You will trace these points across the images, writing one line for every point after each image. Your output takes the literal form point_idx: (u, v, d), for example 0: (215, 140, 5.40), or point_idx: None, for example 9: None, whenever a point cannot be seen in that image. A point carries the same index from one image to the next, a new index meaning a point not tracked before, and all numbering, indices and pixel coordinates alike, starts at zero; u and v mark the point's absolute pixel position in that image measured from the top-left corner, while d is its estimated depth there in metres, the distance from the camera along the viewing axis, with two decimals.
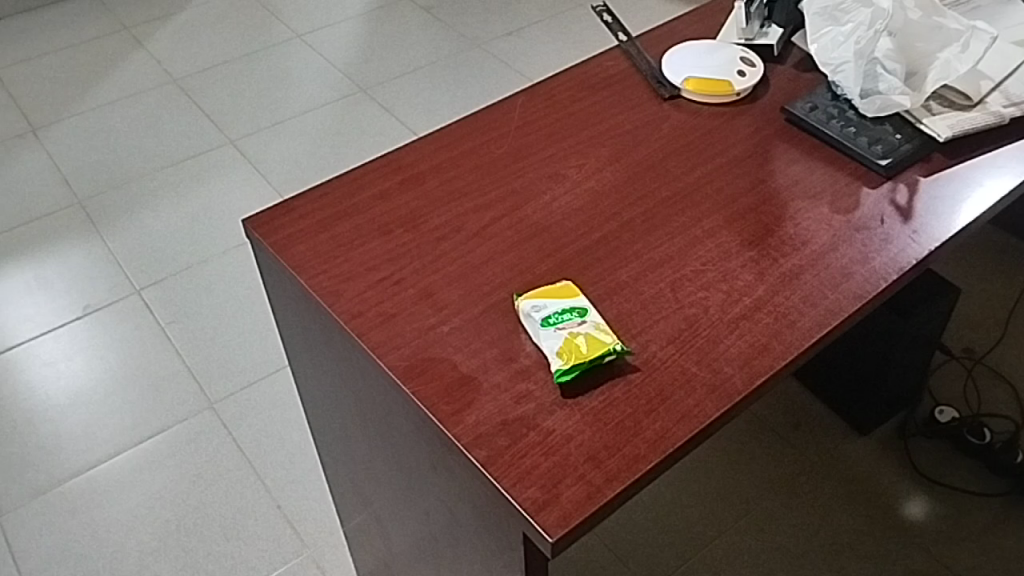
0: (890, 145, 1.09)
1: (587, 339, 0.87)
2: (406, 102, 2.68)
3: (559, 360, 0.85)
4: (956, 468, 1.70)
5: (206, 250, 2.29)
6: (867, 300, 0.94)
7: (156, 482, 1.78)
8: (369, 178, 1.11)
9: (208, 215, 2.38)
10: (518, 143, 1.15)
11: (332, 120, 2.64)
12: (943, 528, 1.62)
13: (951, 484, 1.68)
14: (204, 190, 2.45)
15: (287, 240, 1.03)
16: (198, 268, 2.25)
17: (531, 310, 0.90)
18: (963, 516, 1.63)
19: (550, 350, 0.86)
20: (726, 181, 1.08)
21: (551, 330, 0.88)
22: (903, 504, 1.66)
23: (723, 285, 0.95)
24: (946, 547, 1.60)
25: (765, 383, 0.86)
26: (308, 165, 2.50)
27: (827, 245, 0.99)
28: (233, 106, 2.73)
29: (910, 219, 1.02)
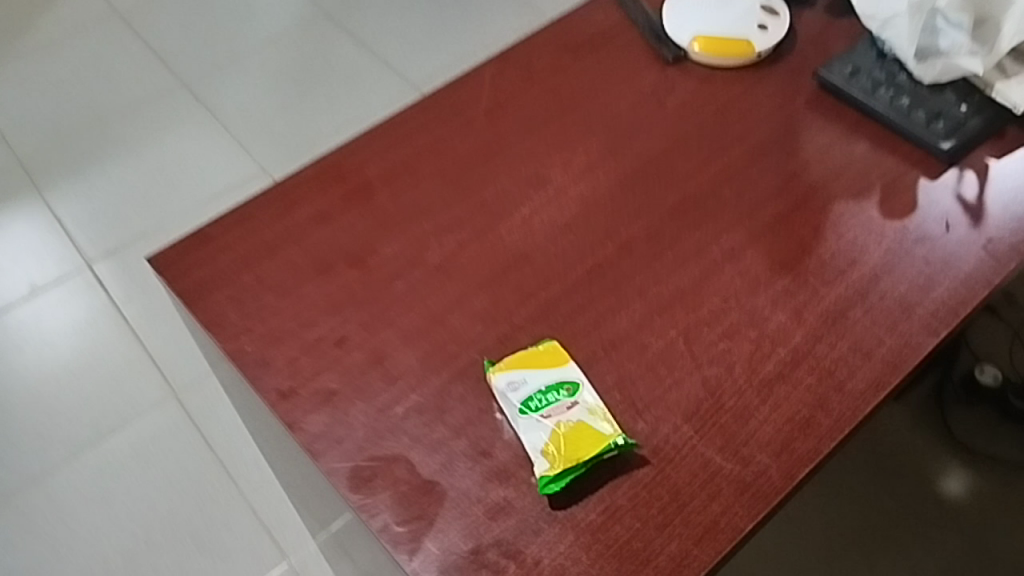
0: (955, 121, 0.86)
1: (579, 432, 0.68)
2: (377, 24, 2.11)
3: (546, 464, 0.67)
4: (999, 436, 1.40)
5: (167, 216, 1.77)
6: (936, 344, 0.73)
7: (98, 509, 1.40)
8: (305, 191, 0.89)
9: (165, 173, 1.85)
10: (489, 133, 0.93)
11: (291, 50, 2.09)
12: (984, 510, 1.35)
13: (996, 456, 1.39)
14: (166, 139, 1.91)
15: (203, 285, 0.82)
16: (156, 237, 1.73)
17: (505, 387, 0.71)
18: (1007, 494, 1.36)
19: (533, 448, 0.68)
20: (748, 178, 0.86)
21: (532, 416, 0.69)
22: (940, 480, 1.38)
23: (752, 332, 0.75)
24: (993, 531, 1.33)
25: (810, 472, 0.67)
26: (270, 112, 1.95)
27: (881, 265, 0.78)
28: (185, 21, 2.18)
29: (982, 221, 0.81)
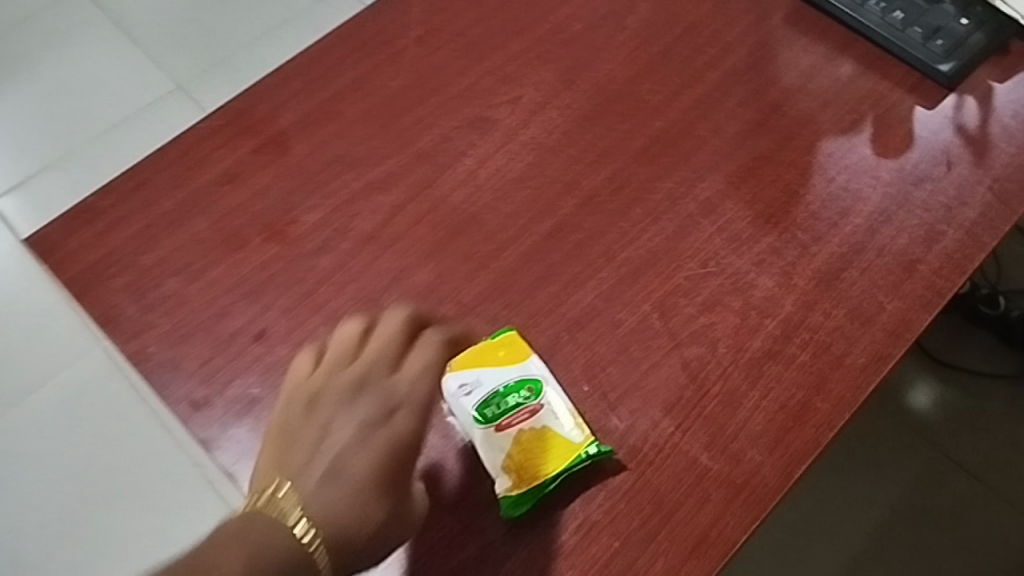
0: (956, 37, 0.75)
1: (547, 444, 0.60)
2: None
3: (510, 484, 0.58)
4: (966, 344, 1.32)
5: (69, 141, 1.42)
6: (940, 307, 0.65)
7: None
8: (207, 146, 0.75)
9: (61, 89, 1.48)
10: (424, 65, 0.79)
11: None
12: (954, 421, 1.27)
13: (962, 365, 1.30)
14: (57, 49, 1.52)
15: (94, 272, 0.70)
16: (59, 166, 1.40)
17: (455, 388, 0.61)
18: (977, 405, 1.28)
19: (493, 463, 0.59)
20: (724, 112, 0.75)
21: (490, 425, 0.60)
22: (906, 393, 1.28)
23: (736, 302, 0.66)
24: (962, 444, 1.25)
25: (808, 468, 0.60)
26: (184, 13, 1.55)
27: (876, 214, 0.69)
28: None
29: (987, 155, 0.71)
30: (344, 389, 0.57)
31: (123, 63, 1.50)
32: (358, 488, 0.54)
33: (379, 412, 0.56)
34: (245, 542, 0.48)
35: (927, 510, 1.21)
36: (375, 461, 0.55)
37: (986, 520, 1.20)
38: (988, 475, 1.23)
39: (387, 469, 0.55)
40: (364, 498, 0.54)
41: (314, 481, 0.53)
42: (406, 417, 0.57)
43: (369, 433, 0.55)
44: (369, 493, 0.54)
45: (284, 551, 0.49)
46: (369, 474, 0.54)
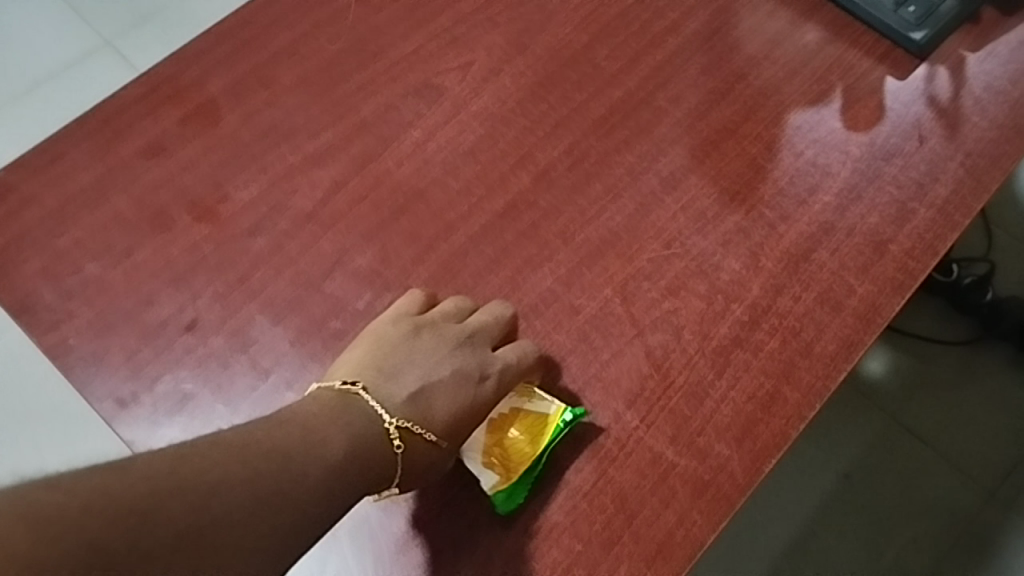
0: (927, 5, 0.72)
1: (517, 426, 0.56)
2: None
3: (495, 481, 0.55)
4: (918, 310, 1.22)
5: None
6: (913, 290, 0.62)
7: None
8: (130, 116, 0.69)
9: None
10: (365, 28, 0.73)
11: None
12: (906, 389, 1.18)
13: (913, 331, 1.21)
14: None
15: (5, 255, 0.64)
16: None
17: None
18: (929, 371, 1.19)
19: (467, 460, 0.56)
20: (686, 80, 0.71)
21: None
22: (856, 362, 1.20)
23: (702, 286, 0.62)
24: (913, 411, 1.17)
25: (777, 461, 0.57)
26: None
27: (845, 192, 0.66)
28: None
29: (958, 128, 0.68)
30: (455, 338, 0.57)
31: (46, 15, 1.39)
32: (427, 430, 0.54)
33: (472, 374, 0.56)
34: (344, 428, 0.51)
35: (877, 478, 1.14)
36: (453, 411, 0.55)
37: (939, 486, 1.13)
38: (937, 445, 1.15)
39: (459, 428, 0.55)
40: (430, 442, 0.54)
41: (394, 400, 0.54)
42: (496, 388, 0.56)
43: (457, 385, 0.55)
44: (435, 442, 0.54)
45: (372, 447, 0.52)
46: (444, 422, 0.54)
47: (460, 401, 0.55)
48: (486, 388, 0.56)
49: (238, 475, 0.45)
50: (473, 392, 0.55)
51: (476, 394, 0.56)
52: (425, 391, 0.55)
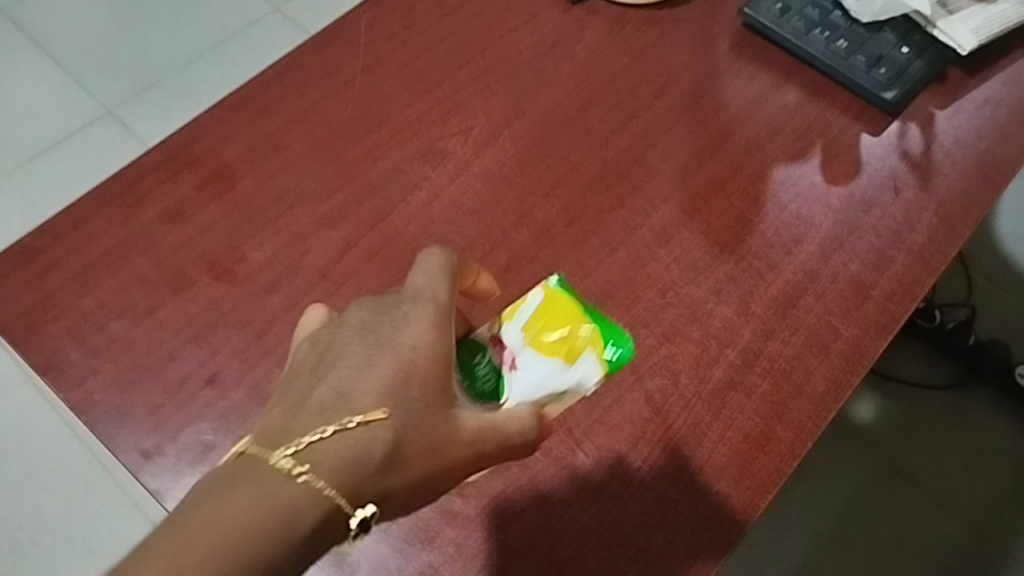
0: (897, 66, 0.76)
1: (549, 325, 0.55)
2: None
3: (597, 358, 0.54)
4: (906, 356, 1.25)
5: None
6: (895, 332, 0.66)
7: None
8: (149, 183, 0.73)
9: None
10: (371, 97, 0.77)
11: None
12: (897, 433, 1.21)
13: (901, 376, 1.24)
14: None
15: (31, 317, 0.68)
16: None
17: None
18: (917, 415, 1.22)
19: (551, 380, 0.54)
20: (673, 141, 0.75)
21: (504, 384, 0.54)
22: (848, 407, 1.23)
23: (696, 332, 0.66)
24: (904, 455, 1.20)
25: (773, 498, 0.60)
26: (110, 33, 1.48)
27: (829, 241, 0.70)
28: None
29: (931, 179, 0.73)
30: (344, 321, 0.51)
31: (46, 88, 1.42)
32: (364, 412, 0.46)
33: (378, 333, 0.49)
34: (249, 480, 0.42)
35: (872, 521, 1.16)
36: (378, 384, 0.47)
37: (932, 527, 1.16)
38: (929, 487, 1.18)
39: (400, 390, 0.47)
40: (376, 422, 0.46)
41: (306, 410, 0.46)
42: (416, 331, 0.49)
43: (370, 350, 0.48)
44: (381, 415, 0.46)
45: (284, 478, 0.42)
46: (380, 393, 0.47)
47: (384, 364, 0.48)
48: (402, 338, 0.49)
49: (160, 575, 0.38)
50: (393, 348, 0.48)
51: (397, 348, 0.48)
52: (337, 381, 0.47)
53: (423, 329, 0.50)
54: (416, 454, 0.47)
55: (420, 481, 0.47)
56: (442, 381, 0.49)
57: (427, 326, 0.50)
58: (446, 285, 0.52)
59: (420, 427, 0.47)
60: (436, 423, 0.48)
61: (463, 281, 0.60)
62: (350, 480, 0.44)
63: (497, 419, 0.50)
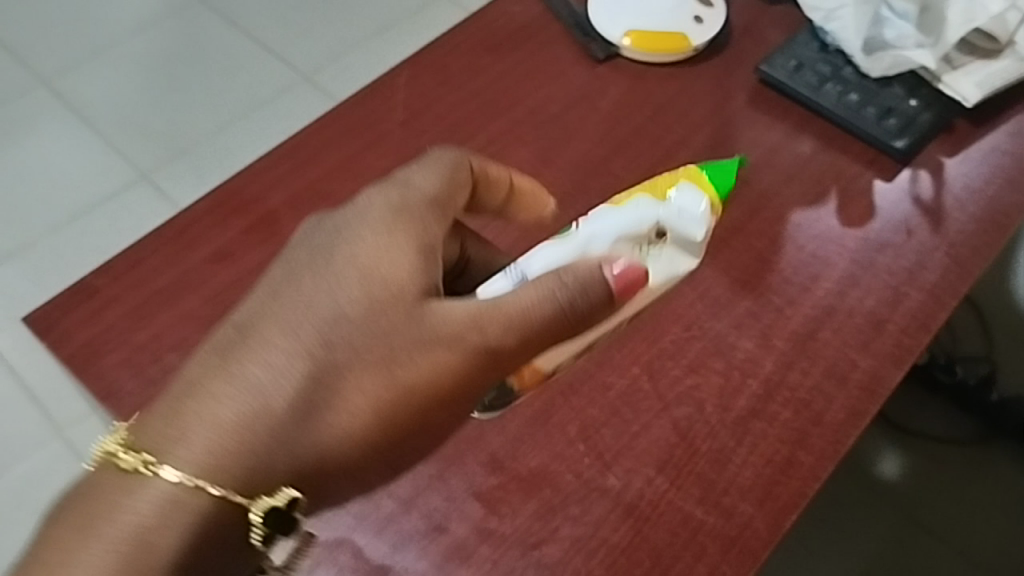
0: (906, 117, 0.81)
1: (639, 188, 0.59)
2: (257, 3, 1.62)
3: (695, 184, 0.59)
4: (930, 411, 1.26)
5: (29, 228, 1.39)
6: (911, 363, 0.69)
7: None
8: (201, 226, 0.78)
9: (24, 175, 1.44)
10: (409, 148, 0.82)
11: (161, 30, 1.60)
12: (923, 488, 1.22)
13: (926, 432, 1.25)
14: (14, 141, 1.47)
15: (91, 350, 0.72)
16: (20, 254, 1.36)
17: (502, 281, 0.54)
18: (943, 469, 1.23)
19: (639, 207, 0.56)
20: None
21: (578, 227, 0.56)
22: (873, 463, 1.23)
23: (719, 363, 0.69)
24: (929, 510, 1.20)
25: (797, 519, 0.62)
26: (146, 101, 1.51)
27: (845, 279, 0.73)
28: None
29: (942, 222, 0.76)
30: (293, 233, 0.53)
31: (84, 154, 1.45)
32: (278, 332, 0.48)
33: (315, 239, 0.51)
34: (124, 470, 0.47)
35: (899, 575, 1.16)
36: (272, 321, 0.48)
37: None
38: (955, 541, 1.18)
39: (325, 298, 0.48)
40: (289, 341, 0.47)
41: (226, 327, 0.49)
42: (353, 234, 0.50)
43: (304, 261, 0.49)
44: (297, 333, 0.47)
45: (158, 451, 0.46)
46: (297, 308, 0.48)
47: (308, 274, 0.49)
48: (333, 243, 0.50)
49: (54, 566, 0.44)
50: (321, 256, 0.50)
51: (324, 256, 0.50)
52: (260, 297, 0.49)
53: (363, 227, 0.50)
54: (346, 362, 0.47)
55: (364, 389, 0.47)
56: (391, 276, 0.49)
57: (370, 222, 0.50)
58: (401, 183, 0.52)
59: (329, 346, 0.48)
60: (375, 324, 0.48)
61: (499, 191, 0.58)
62: (256, 404, 0.46)
63: (484, 301, 0.49)
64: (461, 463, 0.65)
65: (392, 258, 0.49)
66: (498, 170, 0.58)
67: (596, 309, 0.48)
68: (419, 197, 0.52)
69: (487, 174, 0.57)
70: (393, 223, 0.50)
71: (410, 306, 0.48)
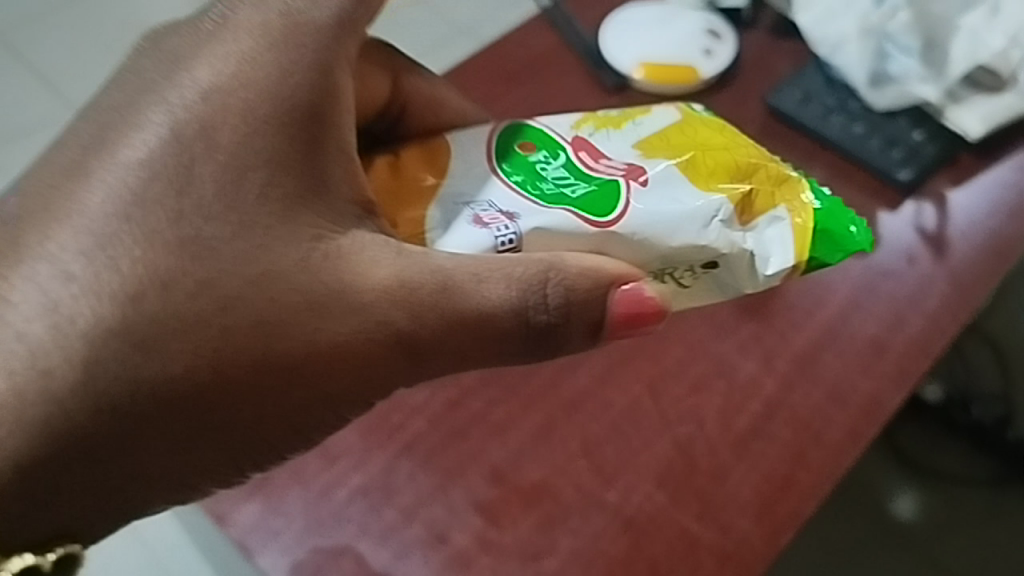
0: (910, 148, 0.83)
1: (738, 175, 0.54)
2: None
3: (798, 234, 0.54)
4: (945, 447, 1.24)
5: None
6: (910, 387, 0.70)
7: None
8: None
9: None
10: None
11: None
12: (937, 527, 1.20)
13: (940, 470, 1.23)
14: None
15: None
16: None
17: (490, 234, 0.49)
18: (957, 508, 1.21)
19: (713, 224, 0.52)
20: None
21: (633, 202, 0.51)
22: (886, 500, 1.22)
23: (721, 383, 0.69)
24: (941, 551, 1.19)
25: (792, 536, 0.63)
26: None
27: (849, 303, 0.74)
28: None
29: (945, 251, 0.78)
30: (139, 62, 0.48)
31: None
32: (113, 235, 0.46)
33: (168, 102, 0.47)
34: None
35: None
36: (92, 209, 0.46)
37: None
38: None
39: (173, 202, 0.46)
40: (123, 247, 0.46)
41: (56, 203, 0.47)
42: (208, 100, 0.46)
43: (138, 132, 0.46)
44: (138, 242, 0.46)
45: None
46: (140, 207, 0.46)
47: (155, 157, 0.46)
48: (191, 122, 0.46)
49: None
50: (172, 134, 0.46)
51: (176, 136, 0.46)
52: (95, 173, 0.47)
53: (229, 106, 0.46)
54: (207, 315, 0.46)
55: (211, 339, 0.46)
56: (262, 193, 0.46)
57: (234, 97, 0.46)
58: (285, 32, 0.47)
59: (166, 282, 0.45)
60: (245, 271, 0.46)
61: None
62: (82, 326, 0.45)
63: (418, 277, 0.46)
64: (463, 475, 0.66)
65: (261, 164, 0.46)
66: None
67: (574, 329, 0.47)
68: (301, 62, 0.47)
69: None
70: (264, 107, 0.46)
71: (292, 237, 0.47)
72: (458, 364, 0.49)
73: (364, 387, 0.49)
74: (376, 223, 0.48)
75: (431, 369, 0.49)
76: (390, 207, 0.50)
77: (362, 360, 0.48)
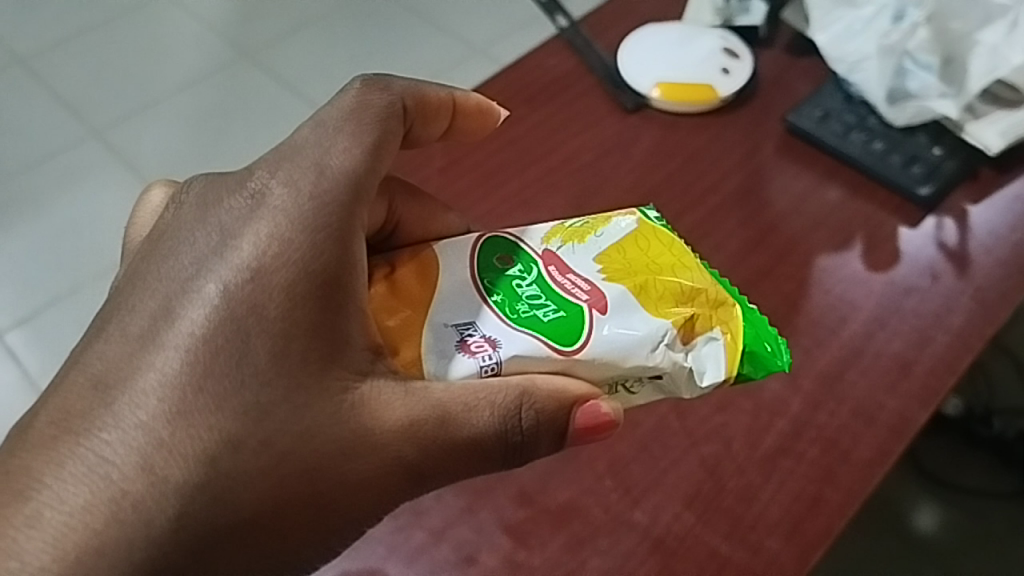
0: (930, 164, 0.83)
1: (682, 302, 0.53)
2: (300, 60, 1.68)
3: (730, 349, 0.53)
4: (969, 463, 1.24)
5: (81, 275, 1.43)
6: (936, 406, 0.70)
7: None
8: None
9: (76, 225, 1.48)
10: (447, 190, 0.84)
11: (206, 87, 1.65)
12: (963, 544, 1.19)
13: (965, 488, 1.22)
14: (71, 191, 1.52)
15: None
16: (72, 298, 1.41)
17: (474, 362, 0.50)
18: (982, 524, 1.20)
19: (657, 348, 0.52)
20: (726, 231, 0.81)
21: (594, 330, 0.51)
22: (908, 515, 1.21)
23: (748, 402, 0.69)
24: (970, 569, 1.17)
25: (821, 556, 0.63)
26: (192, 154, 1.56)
27: (872, 321, 0.74)
28: (80, 31, 1.75)
29: (967, 268, 0.78)
30: (187, 227, 0.50)
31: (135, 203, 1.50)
32: (187, 405, 0.46)
33: (222, 274, 0.48)
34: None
35: None
36: (162, 371, 0.46)
37: None
38: None
39: (235, 373, 0.47)
40: (198, 417, 0.46)
41: (128, 370, 0.46)
42: (261, 257, 0.48)
43: (197, 298, 0.48)
44: (209, 408, 0.46)
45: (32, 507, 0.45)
46: (206, 376, 0.47)
47: (213, 330, 0.47)
48: (242, 296, 0.47)
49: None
50: (226, 308, 0.47)
51: (229, 311, 0.47)
52: (157, 345, 0.47)
53: (273, 282, 0.48)
54: (262, 468, 0.47)
55: (264, 489, 0.47)
56: (305, 360, 0.48)
57: (282, 254, 0.48)
58: (318, 212, 0.49)
59: (230, 436, 0.46)
60: (295, 427, 0.48)
61: (441, 125, 0.59)
62: (155, 496, 0.45)
63: (428, 412, 0.49)
64: (492, 495, 0.66)
65: (305, 331, 0.48)
66: (439, 93, 0.58)
67: (542, 438, 0.52)
68: (330, 237, 0.49)
69: (428, 104, 0.57)
70: (302, 281, 0.48)
71: (329, 387, 0.48)
72: (454, 478, 0.52)
73: (382, 509, 0.51)
74: (387, 366, 0.50)
75: (433, 484, 0.52)
76: (387, 334, 0.51)
77: (382, 488, 0.50)
